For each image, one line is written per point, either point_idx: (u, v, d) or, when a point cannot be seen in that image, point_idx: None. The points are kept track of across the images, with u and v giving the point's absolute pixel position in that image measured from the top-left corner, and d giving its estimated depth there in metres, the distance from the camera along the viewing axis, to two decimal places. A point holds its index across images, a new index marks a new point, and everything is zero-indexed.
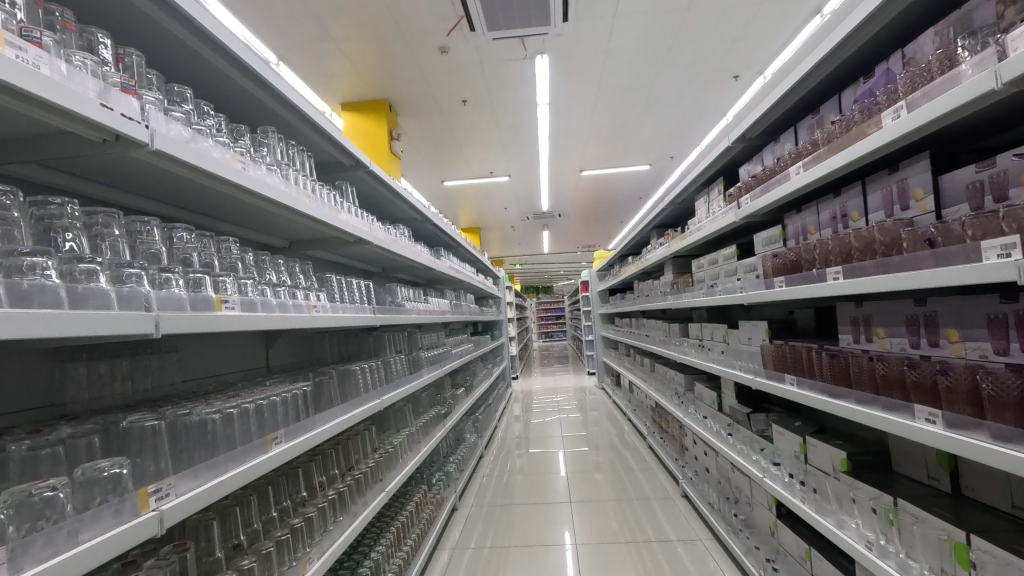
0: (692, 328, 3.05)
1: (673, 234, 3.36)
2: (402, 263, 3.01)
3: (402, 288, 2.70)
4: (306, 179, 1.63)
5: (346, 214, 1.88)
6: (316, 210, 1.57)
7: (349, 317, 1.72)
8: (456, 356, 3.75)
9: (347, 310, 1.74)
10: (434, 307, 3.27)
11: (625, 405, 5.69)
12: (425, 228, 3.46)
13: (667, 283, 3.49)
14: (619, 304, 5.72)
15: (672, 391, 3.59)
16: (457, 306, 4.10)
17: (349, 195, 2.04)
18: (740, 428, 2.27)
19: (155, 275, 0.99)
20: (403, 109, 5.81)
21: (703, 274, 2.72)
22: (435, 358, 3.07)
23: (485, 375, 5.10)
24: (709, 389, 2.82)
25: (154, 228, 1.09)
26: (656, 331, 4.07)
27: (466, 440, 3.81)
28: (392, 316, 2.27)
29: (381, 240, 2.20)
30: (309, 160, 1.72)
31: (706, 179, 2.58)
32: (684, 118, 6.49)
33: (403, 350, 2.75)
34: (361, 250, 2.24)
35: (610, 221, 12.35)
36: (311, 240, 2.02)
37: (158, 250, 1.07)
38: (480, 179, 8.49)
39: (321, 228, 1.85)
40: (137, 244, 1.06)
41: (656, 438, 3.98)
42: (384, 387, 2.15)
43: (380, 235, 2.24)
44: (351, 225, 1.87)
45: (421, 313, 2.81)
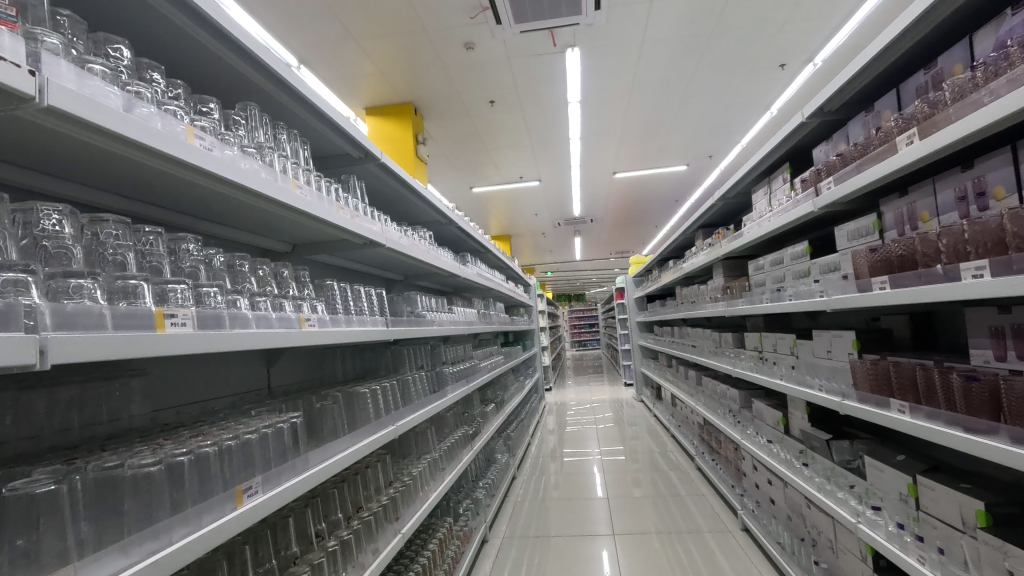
0: (748, 338, 2.70)
1: (723, 233, 3.02)
2: (424, 270, 2.76)
3: (423, 297, 2.45)
4: (299, 169, 1.38)
5: (351, 211, 1.62)
6: (310, 205, 1.32)
7: (355, 331, 1.47)
8: (485, 370, 3.48)
9: (352, 323, 1.49)
10: (459, 318, 3.01)
11: (668, 419, 5.31)
12: (450, 232, 3.21)
13: (717, 288, 3.15)
14: (660, 311, 5.36)
15: (725, 408, 3.24)
16: (486, 315, 3.84)
17: (357, 191, 1.80)
18: (817, 457, 1.93)
19: (57, 282, 0.72)
20: (429, 112, 5.61)
21: (763, 277, 2.38)
22: (461, 374, 2.81)
23: (517, 389, 4.81)
24: (772, 408, 2.47)
25: (61, 219, 0.78)
26: (703, 341, 3.71)
27: (497, 460, 3.54)
28: (410, 330, 2.01)
29: (397, 243, 1.94)
30: (303, 148, 1.48)
31: (766, 168, 2.25)
32: (724, 112, 6.12)
33: (425, 366, 2.49)
34: (373, 255, 2.00)
35: (644, 226, 11.94)
36: (317, 243, 1.79)
37: (68, 248, 0.77)
38: (509, 184, 8.25)
39: (322, 227, 1.61)
40: (33, 243, 0.75)
41: (706, 459, 3.61)
42: (401, 411, 1.89)
43: (396, 238, 1.99)
44: (357, 225, 1.62)
45: (445, 325, 2.55)
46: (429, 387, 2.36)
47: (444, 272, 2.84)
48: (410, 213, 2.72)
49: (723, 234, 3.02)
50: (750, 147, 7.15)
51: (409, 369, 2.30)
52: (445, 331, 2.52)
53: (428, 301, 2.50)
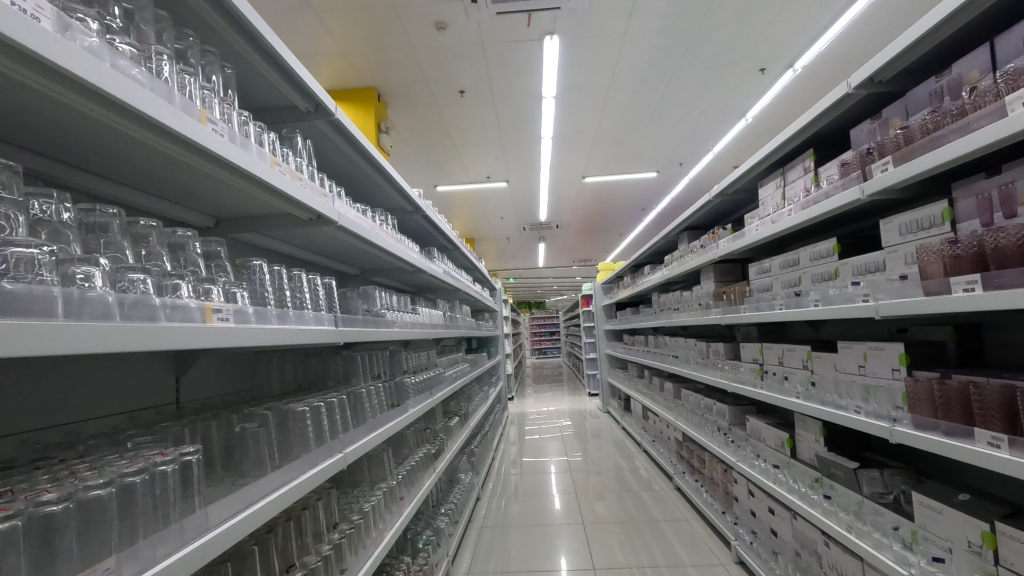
0: (745, 349, 2.45)
1: (715, 234, 2.77)
2: (385, 264, 2.40)
3: (383, 293, 2.09)
4: (218, 103, 1.02)
5: (294, 174, 1.26)
6: (231, 149, 0.95)
7: (289, 331, 1.09)
8: (449, 380, 3.12)
9: (287, 320, 1.12)
10: (423, 320, 2.65)
11: (638, 433, 5.06)
12: (417, 223, 2.86)
13: (706, 294, 2.90)
14: (632, 319, 5.13)
15: (711, 426, 2.98)
16: (451, 319, 3.48)
17: (306, 155, 1.43)
18: (840, 489, 1.66)
19: None
20: (393, 99, 5.23)
21: (770, 281, 2.13)
22: (424, 385, 2.44)
23: (481, 399, 4.46)
24: (774, 428, 2.22)
25: None
26: (686, 351, 3.46)
27: (460, 481, 3.18)
28: (365, 331, 1.65)
29: (354, 223, 1.58)
30: (223, 77, 1.11)
31: (781, 158, 1.99)
32: (700, 117, 5.98)
33: (382, 375, 2.11)
34: (322, 237, 1.62)
35: (609, 234, 11.82)
36: (249, 219, 1.41)
37: None
38: (475, 184, 7.91)
39: (255, 191, 1.23)
40: None
41: (685, 478, 3.35)
42: (351, 433, 1.51)
43: (355, 218, 1.63)
44: (302, 192, 1.25)
45: (407, 329, 2.18)
46: (386, 401, 1.99)
47: (409, 267, 2.48)
48: (372, 197, 2.36)
49: (716, 234, 2.77)
50: (721, 156, 7.06)
51: (363, 380, 1.92)
52: (407, 334, 2.16)
53: (388, 298, 2.13)
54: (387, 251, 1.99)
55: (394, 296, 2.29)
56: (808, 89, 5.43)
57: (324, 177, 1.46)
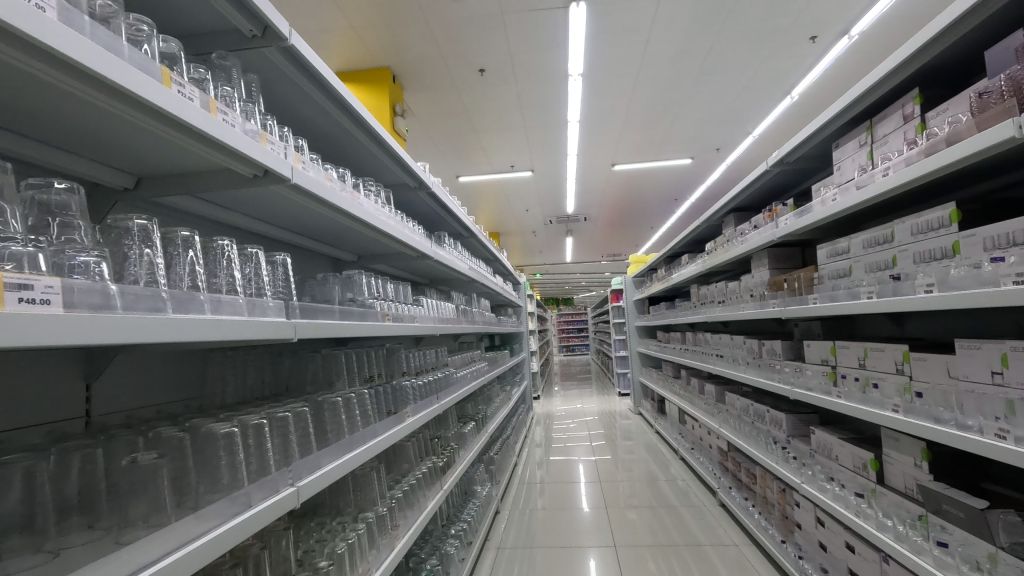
0: (811, 348, 2.04)
1: (769, 213, 2.37)
2: (382, 247, 2.07)
3: (379, 281, 1.76)
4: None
5: (220, 106, 0.89)
6: (62, 34, 0.59)
7: (188, 325, 0.75)
8: (463, 381, 2.77)
9: (181, 307, 0.77)
10: (430, 313, 2.32)
11: (673, 438, 4.66)
12: (424, 205, 2.52)
13: (760, 283, 2.50)
14: (667, 315, 4.71)
15: (765, 437, 2.56)
16: (466, 312, 3.16)
17: (249, 94, 1.07)
18: (960, 534, 1.26)
19: None
20: (410, 81, 4.93)
21: (847, 266, 1.73)
22: (428, 388, 2.09)
23: (502, 401, 4.14)
24: (850, 444, 1.82)
25: None
26: (731, 350, 3.05)
27: (476, 494, 2.84)
28: (343, 325, 1.31)
29: (321, 184, 1.21)
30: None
31: (868, 107, 1.58)
32: (740, 95, 5.52)
33: (375, 377, 1.77)
34: (283, 201, 1.28)
35: (639, 228, 11.36)
36: (174, 178, 1.07)
37: None
38: (499, 173, 7.56)
39: (160, 129, 0.87)
40: None
41: (730, 493, 2.96)
42: (319, 452, 1.17)
43: (325, 180, 1.26)
44: (230, 130, 0.88)
45: (408, 323, 1.84)
46: (375, 411, 1.64)
47: (412, 252, 2.15)
48: (366, 167, 2.02)
49: (769, 213, 2.36)
50: (762, 139, 6.56)
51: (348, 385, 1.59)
52: (409, 327, 1.81)
53: (384, 287, 1.80)
54: (379, 228, 1.65)
55: (393, 284, 1.96)
56: (863, 59, 4.91)
57: (274, 121, 1.10)
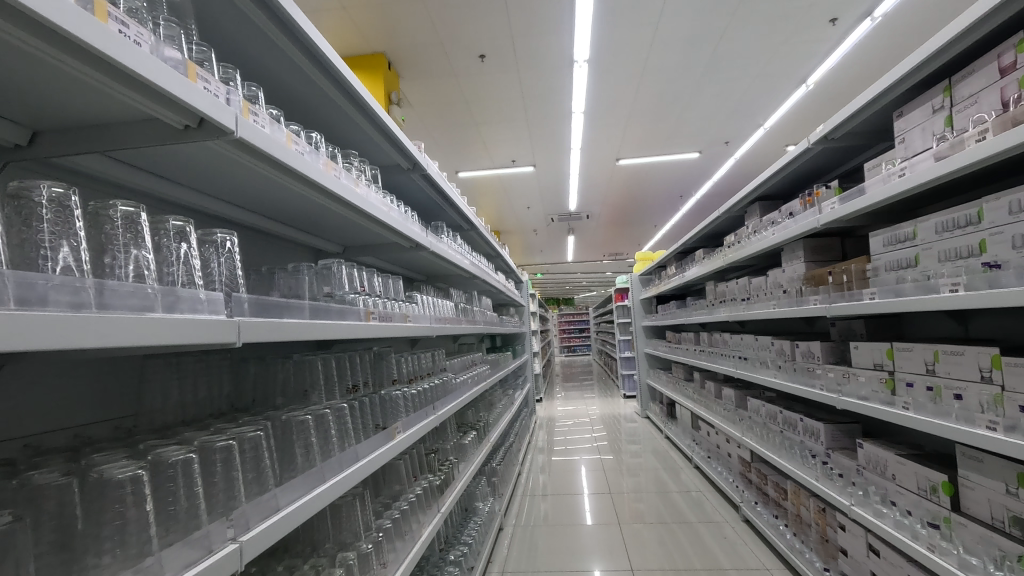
0: (859, 350, 1.79)
1: (805, 199, 2.11)
2: (369, 235, 1.82)
3: (365, 273, 1.51)
4: None
5: (117, 14, 0.62)
6: None
7: (43, 322, 0.49)
8: (464, 387, 2.51)
9: (28, 299, 0.51)
10: (426, 312, 2.06)
11: (685, 443, 4.42)
12: (421, 192, 2.27)
13: (793, 277, 2.25)
14: (679, 314, 4.46)
15: (798, 450, 2.31)
16: (467, 311, 2.91)
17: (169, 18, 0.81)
18: None
19: None
20: (407, 68, 4.68)
21: (914, 254, 1.48)
22: (421, 399, 1.82)
23: (504, 405, 3.89)
24: (912, 462, 1.57)
25: None
26: (755, 352, 2.80)
27: (477, 510, 2.59)
28: (314, 326, 1.05)
29: (282, 145, 0.95)
30: None
31: (945, 64, 1.33)
32: (753, 84, 5.28)
33: (358, 387, 1.51)
34: (231, 166, 1.02)
35: (643, 226, 11.13)
36: (78, 129, 0.81)
37: None
38: (500, 168, 7.31)
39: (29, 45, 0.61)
40: None
41: (755, 508, 2.71)
42: (278, 487, 0.91)
43: (289, 143, 1.00)
44: (132, 49, 0.62)
45: (399, 323, 1.57)
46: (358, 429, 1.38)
47: (406, 243, 1.89)
48: (350, 140, 1.78)
49: (805, 200, 2.11)
50: (774, 132, 6.32)
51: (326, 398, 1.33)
52: (400, 329, 1.55)
53: (371, 282, 1.54)
54: (363, 210, 1.39)
55: (383, 278, 1.71)
56: (884, 44, 4.68)
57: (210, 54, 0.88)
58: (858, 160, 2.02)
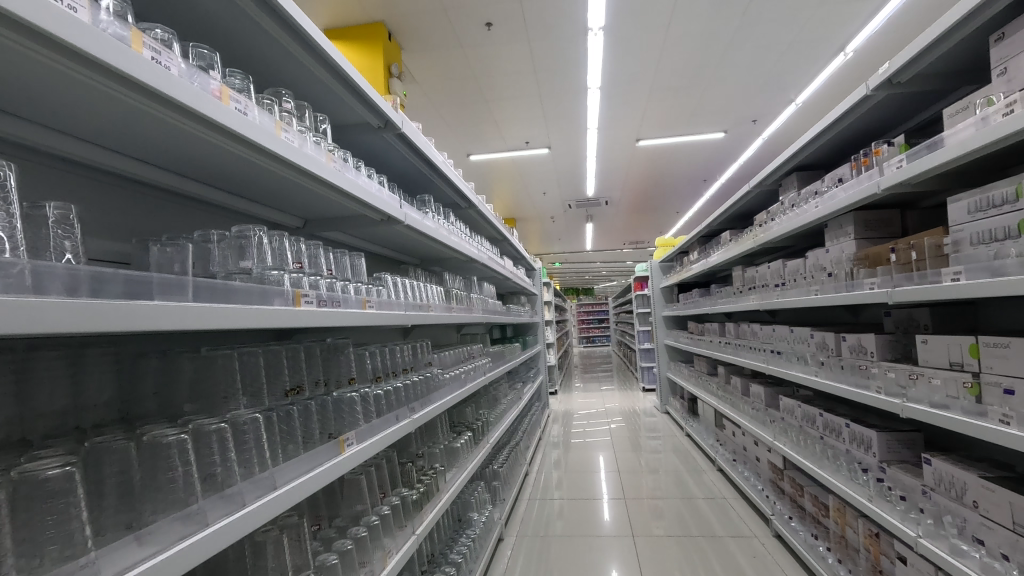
0: (931, 346, 1.44)
1: (855, 163, 1.75)
2: (328, 204, 1.52)
3: (306, 248, 1.20)
4: None
5: None
6: None
7: None
8: (456, 384, 2.21)
9: None
10: (401, 297, 1.76)
11: (708, 442, 4.08)
12: (404, 160, 1.97)
13: (839, 258, 1.90)
14: (702, 303, 4.09)
15: (844, 461, 1.96)
16: (463, 299, 2.62)
17: None
18: None
19: None
20: (408, 39, 4.37)
21: (1018, 222, 1.13)
22: (390, 400, 1.52)
23: (510, 400, 3.60)
24: (1003, 489, 1.23)
25: None
26: (790, 346, 2.45)
27: (472, 521, 2.31)
28: (197, 313, 0.76)
29: (110, 42, 0.63)
30: None
31: None
32: (786, 52, 4.84)
33: (298, 390, 1.21)
34: (59, 84, 0.72)
35: (664, 212, 10.69)
36: None
37: None
38: (513, 151, 6.97)
39: None
40: None
41: (790, 523, 2.38)
42: (111, 547, 0.62)
43: (135, 46, 0.68)
44: None
45: (353, 310, 1.27)
46: (286, 444, 1.08)
47: (374, 214, 1.59)
48: (304, 90, 1.47)
49: (856, 163, 1.75)
50: (806, 108, 5.89)
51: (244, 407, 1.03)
52: (353, 318, 1.24)
53: (316, 258, 1.24)
54: (293, 164, 1.08)
55: (344, 254, 1.42)
56: (937, 3, 4.21)
57: None
58: (926, 114, 1.66)
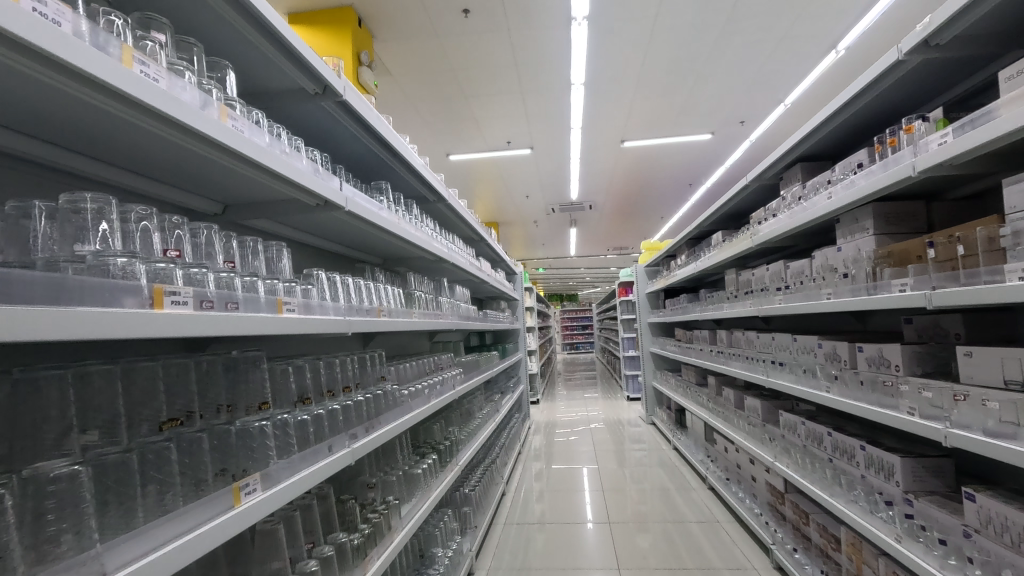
0: (981, 361, 1.19)
1: (877, 145, 1.51)
2: (247, 184, 1.23)
3: (186, 232, 0.96)
4: None
5: None
6: None
7: None
8: (418, 401, 1.91)
9: None
10: (345, 300, 1.47)
11: (696, 457, 3.84)
12: (354, 138, 1.67)
13: (854, 258, 1.66)
14: (691, 309, 3.85)
15: (859, 490, 1.71)
16: (431, 303, 2.33)
17: None
18: None
19: None
20: (380, 26, 4.09)
21: None
22: (321, 427, 1.22)
23: (486, 414, 3.32)
24: None
25: None
26: (793, 356, 2.20)
27: (435, 558, 2.02)
28: None
29: None
30: None
31: None
32: (777, 49, 4.66)
33: (180, 420, 0.91)
34: None
35: (649, 217, 10.51)
36: None
37: None
38: (494, 150, 6.72)
39: None
40: None
41: (793, 554, 2.12)
42: None
43: None
44: None
45: (263, 314, 0.97)
46: (146, 494, 0.80)
47: (308, 198, 1.30)
48: (216, 41, 1.16)
49: (878, 146, 1.51)
50: (795, 109, 5.74)
51: (85, 453, 0.76)
52: (263, 325, 0.95)
53: (202, 246, 0.99)
54: (165, 115, 0.77)
55: (249, 246, 1.14)
56: None
57: None
58: (973, 80, 1.41)
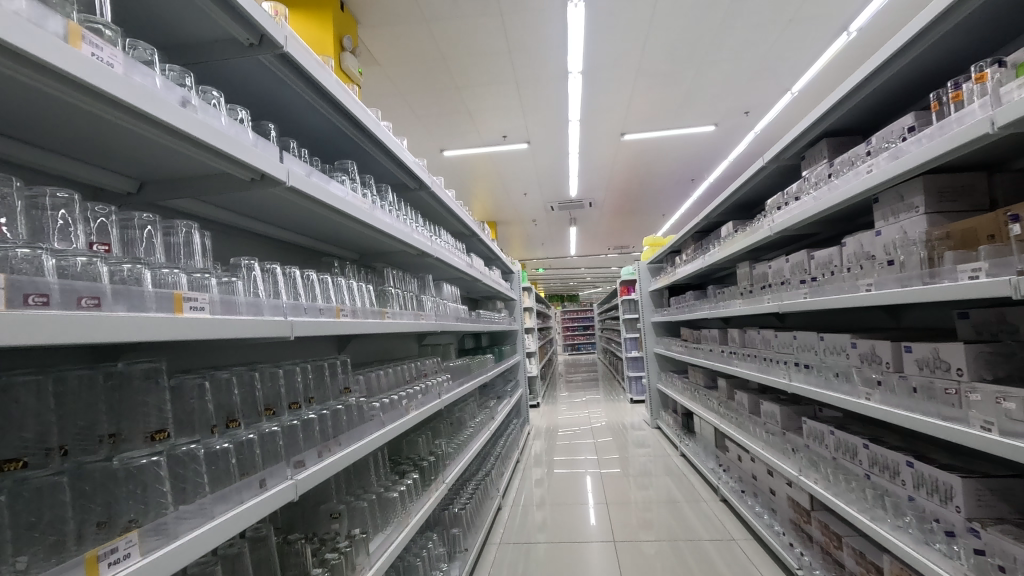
0: None
1: (935, 104, 1.26)
2: (156, 153, 0.98)
3: (22, 198, 0.76)
4: None
5: None
6: None
7: None
8: (394, 415, 1.66)
9: None
10: (293, 297, 1.22)
11: (706, 465, 3.58)
12: (307, 105, 1.41)
13: (902, 241, 1.41)
14: (699, 307, 3.60)
15: (906, 514, 1.47)
16: (413, 302, 2.09)
17: None
18: None
19: None
20: (364, 9, 3.84)
21: None
22: (246, 456, 0.96)
23: (478, 422, 3.07)
24: None
25: None
26: (819, 357, 1.94)
27: None
28: None
29: None
30: None
31: None
32: (786, 33, 4.40)
33: (21, 462, 0.67)
34: None
35: (651, 214, 10.26)
36: None
37: None
38: (489, 146, 6.47)
39: None
40: None
41: None
42: None
43: None
44: None
45: (151, 314, 0.72)
46: None
47: (240, 171, 1.04)
48: None
49: (936, 104, 1.26)
50: (803, 97, 5.50)
51: None
52: (149, 329, 0.70)
53: (42, 224, 0.79)
54: None
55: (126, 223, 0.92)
56: None
57: None
58: None
